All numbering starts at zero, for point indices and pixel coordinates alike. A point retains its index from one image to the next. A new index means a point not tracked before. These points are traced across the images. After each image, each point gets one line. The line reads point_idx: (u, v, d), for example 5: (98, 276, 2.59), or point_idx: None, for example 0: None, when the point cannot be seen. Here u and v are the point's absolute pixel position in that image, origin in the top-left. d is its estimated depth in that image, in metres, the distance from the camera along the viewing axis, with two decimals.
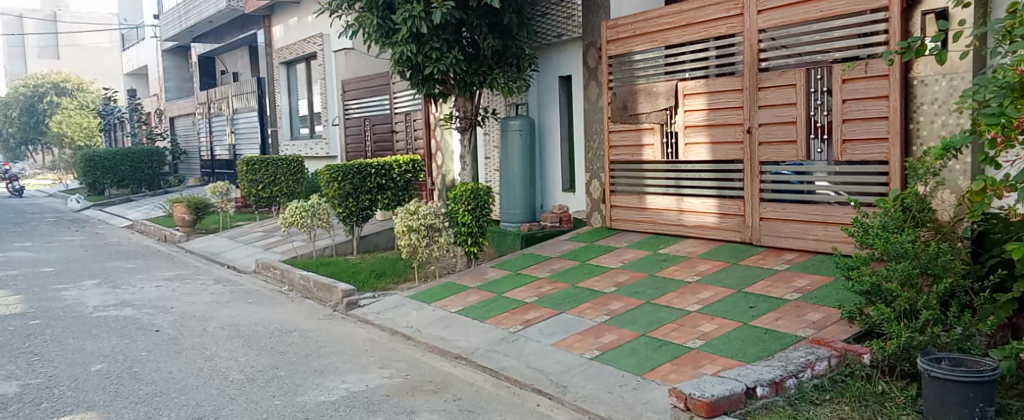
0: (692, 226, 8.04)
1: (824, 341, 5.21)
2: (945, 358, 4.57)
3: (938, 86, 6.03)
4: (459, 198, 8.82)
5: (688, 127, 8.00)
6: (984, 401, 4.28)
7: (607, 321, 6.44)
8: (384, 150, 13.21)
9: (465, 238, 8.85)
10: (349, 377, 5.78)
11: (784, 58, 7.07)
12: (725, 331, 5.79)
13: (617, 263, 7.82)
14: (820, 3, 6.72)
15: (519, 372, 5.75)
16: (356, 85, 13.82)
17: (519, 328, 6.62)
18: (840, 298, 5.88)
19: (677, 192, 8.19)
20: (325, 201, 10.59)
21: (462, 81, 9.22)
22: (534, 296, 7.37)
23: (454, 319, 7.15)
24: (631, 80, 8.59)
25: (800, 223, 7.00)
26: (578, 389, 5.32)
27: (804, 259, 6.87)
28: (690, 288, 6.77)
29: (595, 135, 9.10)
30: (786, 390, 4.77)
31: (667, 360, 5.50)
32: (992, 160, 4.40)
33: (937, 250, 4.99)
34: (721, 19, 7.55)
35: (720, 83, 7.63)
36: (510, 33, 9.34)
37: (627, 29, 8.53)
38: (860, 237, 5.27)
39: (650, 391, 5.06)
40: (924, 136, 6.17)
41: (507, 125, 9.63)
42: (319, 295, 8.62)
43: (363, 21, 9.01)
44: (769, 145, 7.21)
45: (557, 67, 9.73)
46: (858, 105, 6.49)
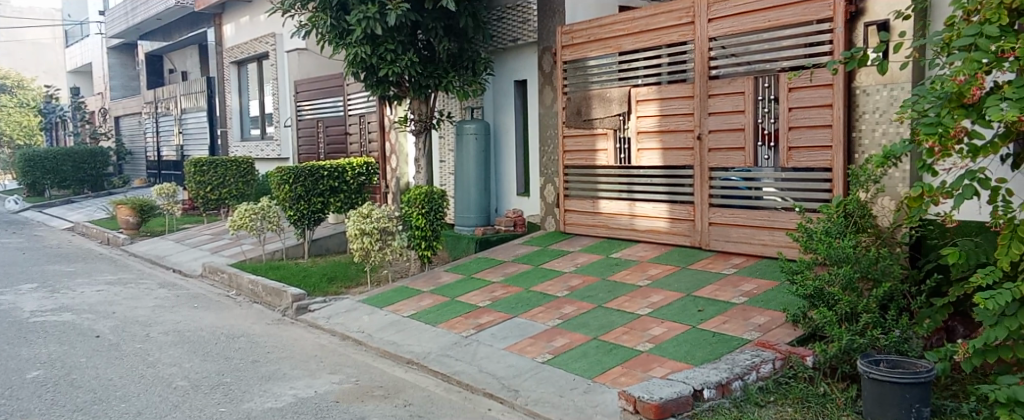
0: (644, 230, 8.12)
1: (769, 343, 5.34)
2: (883, 360, 4.70)
3: (879, 95, 6.20)
4: (413, 201, 8.74)
5: (641, 133, 8.08)
6: (920, 402, 4.41)
7: (560, 325, 6.47)
8: (336, 152, 13.08)
9: (419, 242, 8.75)
10: (297, 383, 5.70)
11: (733, 66, 7.20)
12: (673, 334, 5.86)
13: (570, 267, 7.87)
14: (768, 13, 6.86)
15: (471, 377, 5.74)
16: (308, 87, 13.66)
17: (472, 332, 6.61)
18: (786, 302, 6.01)
19: (630, 197, 8.27)
20: (276, 204, 10.43)
21: (417, 83, 9.18)
22: (488, 300, 7.37)
23: (406, 323, 7.11)
24: (585, 86, 8.66)
25: (748, 228, 7.13)
26: (529, 393, 5.33)
27: (751, 263, 7.00)
28: (640, 291, 6.85)
29: (549, 139, 9.14)
30: (732, 392, 4.86)
31: (618, 363, 5.55)
32: (930, 168, 4.53)
33: (875, 255, 5.16)
34: (673, 27, 7.66)
35: (672, 90, 7.72)
36: (466, 36, 9.34)
37: (581, 35, 8.61)
38: (804, 242, 5.39)
39: (600, 395, 5.09)
40: (866, 145, 6.33)
41: (462, 129, 9.63)
42: (268, 300, 8.48)
43: (316, 22, 8.92)
44: (718, 151, 7.33)
45: (513, 71, 9.74)
46: (803, 114, 6.63)
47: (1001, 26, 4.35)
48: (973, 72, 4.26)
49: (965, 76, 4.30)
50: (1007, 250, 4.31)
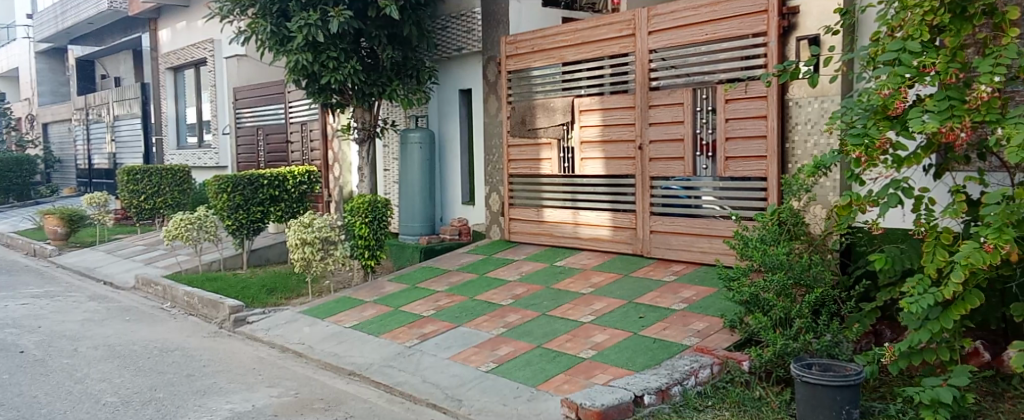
0: (587, 238, 8.19)
1: (707, 349, 5.43)
2: (815, 363, 4.82)
3: (811, 107, 6.39)
4: (356, 210, 8.69)
5: (584, 143, 8.15)
6: (850, 404, 4.54)
7: (503, 333, 6.47)
8: (277, 160, 12.86)
9: (362, 251, 8.65)
10: (234, 397, 5.58)
11: (673, 78, 7.32)
12: (616, 341, 5.92)
13: (515, 275, 7.88)
14: (704, 26, 7.01)
15: (414, 387, 5.70)
16: (248, 94, 13.42)
17: (415, 342, 6.57)
18: (724, 308, 6.13)
19: (573, 206, 8.33)
20: (213, 213, 10.19)
21: (360, 91, 9.11)
22: (432, 309, 7.33)
23: (348, 334, 7.02)
24: (529, 95, 8.71)
25: (687, 236, 7.25)
26: (472, 402, 5.31)
27: (691, 270, 7.12)
28: (583, 299, 6.90)
29: (494, 149, 9.17)
30: (671, 397, 4.96)
31: (561, 370, 5.58)
32: (857, 177, 4.67)
33: (808, 262, 5.31)
34: (614, 39, 7.78)
35: (613, 101, 7.81)
36: (409, 44, 9.30)
37: (525, 45, 8.66)
38: (740, 250, 5.51)
39: (543, 402, 5.11)
40: (798, 155, 6.51)
41: (406, 137, 9.57)
42: (204, 312, 8.29)
43: (256, 28, 8.80)
44: (659, 161, 7.45)
45: (457, 80, 9.72)
46: (740, 125, 6.79)
47: (922, 42, 4.55)
48: (897, 86, 4.44)
49: (890, 90, 4.47)
50: (931, 257, 4.49)
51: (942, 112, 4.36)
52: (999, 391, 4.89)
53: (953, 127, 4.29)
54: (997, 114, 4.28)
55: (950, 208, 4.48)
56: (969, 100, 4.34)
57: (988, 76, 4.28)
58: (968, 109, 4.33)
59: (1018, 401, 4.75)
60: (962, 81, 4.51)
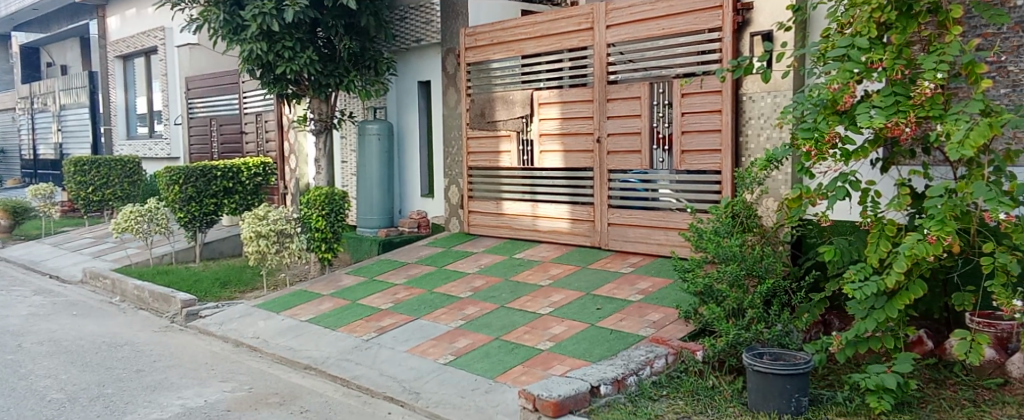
0: (546, 231, 8.21)
1: (662, 339, 5.51)
2: (767, 353, 4.92)
3: (764, 102, 6.49)
4: (313, 203, 8.58)
5: (543, 135, 8.16)
6: (799, 392, 4.64)
7: (462, 326, 6.46)
8: (231, 152, 12.65)
9: (318, 244, 8.55)
10: (186, 393, 5.48)
11: (630, 72, 7.36)
12: (573, 332, 5.95)
13: (474, 268, 7.87)
14: (662, 21, 7.06)
15: (371, 381, 5.67)
16: (200, 83, 13.17)
17: (372, 335, 6.53)
18: (679, 299, 6.20)
19: (532, 198, 8.34)
20: (164, 206, 10.00)
21: (317, 82, 8.99)
22: (390, 302, 7.29)
23: (304, 327, 6.95)
24: (488, 88, 8.68)
25: (644, 229, 7.32)
26: (430, 395, 5.30)
27: (648, 262, 7.20)
28: (542, 291, 6.93)
29: (454, 141, 9.14)
30: (627, 387, 5.02)
31: (519, 362, 5.59)
32: (807, 171, 4.79)
33: (760, 254, 5.40)
34: (573, 32, 7.80)
35: (572, 94, 7.83)
36: (367, 35, 9.20)
37: (484, 37, 8.63)
38: (694, 242, 5.57)
39: (501, 394, 5.12)
40: (752, 149, 6.61)
41: (364, 129, 9.49)
42: (155, 306, 8.14)
43: (208, 16, 8.63)
44: (617, 154, 7.50)
45: (416, 72, 9.66)
46: (695, 119, 6.87)
47: (870, 38, 4.67)
48: (846, 81, 4.55)
49: (839, 84, 4.58)
50: (877, 248, 4.62)
51: (888, 108, 4.49)
52: (941, 378, 5.03)
53: (898, 122, 4.42)
54: (940, 110, 4.41)
55: (895, 200, 4.60)
56: (914, 95, 4.46)
57: (932, 72, 4.39)
58: (913, 105, 4.44)
59: (960, 388, 4.89)
60: (908, 77, 4.62)
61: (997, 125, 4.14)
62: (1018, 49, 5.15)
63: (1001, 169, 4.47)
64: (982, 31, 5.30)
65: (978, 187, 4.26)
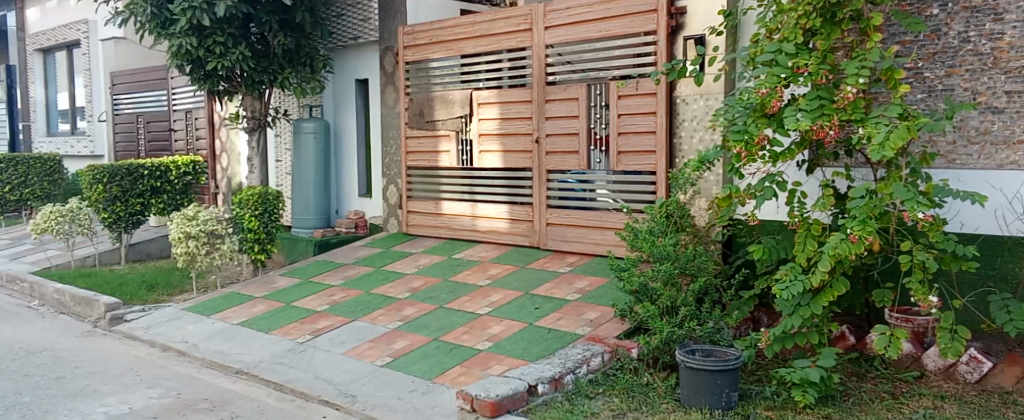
0: (485, 231, 8.21)
1: (599, 337, 5.58)
2: (699, 349, 5.03)
3: (696, 105, 6.62)
4: (245, 203, 8.39)
5: (482, 135, 8.14)
6: (729, 387, 4.76)
7: (400, 327, 6.41)
8: (158, 150, 12.28)
9: (251, 245, 8.40)
10: (110, 400, 5.31)
11: (569, 73, 7.40)
12: (512, 332, 5.97)
13: (412, 268, 7.81)
14: (599, 24, 7.12)
15: (305, 384, 5.57)
16: (126, 79, 12.74)
17: (307, 338, 6.42)
18: (615, 298, 6.28)
19: (472, 198, 8.33)
20: (87, 206, 9.66)
21: (250, 78, 8.77)
22: (326, 304, 7.18)
23: (235, 331, 6.80)
24: (427, 87, 8.64)
25: (582, 228, 7.38)
26: (367, 398, 5.24)
27: (585, 262, 7.26)
28: (481, 291, 6.93)
29: (392, 140, 9.07)
30: (564, 386, 5.08)
31: (457, 362, 5.58)
32: (737, 171, 4.93)
33: (693, 252, 5.50)
34: (512, 33, 7.80)
35: (511, 94, 7.84)
36: (303, 31, 9.01)
37: (423, 36, 8.58)
38: (630, 241, 5.65)
39: (438, 395, 5.10)
40: (685, 150, 6.74)
41: (300, 128, 9.35)
42: (77, 310, 7.84)
43: (135, 9, 8.39)
44: (555, 154, 7.54)
45: (353, 70, 9.55)
46: (631, 120, 6.96)
47: (796, 44, 4.84)
48: (773, 86, 4.69)
49: (767, 89, 4.72)
50: (803, 247, 4.78)
51: (813, 111, 4.64)
52: (863, 372, 5.21)
53: (823, 125, 4.59)
54: (861, 113, 4.58)
55: (820, 201, 4.79)
56: (837, 99, 4.64)
57: (854, 78, 4.56)
58: (836, 108, 4.62)
59: (880, 381, 5.08)
60: (833, 82, 4.78)
61: (915, 128, 4.33)
62: (933, 56, 5.38)
63: (918, 170, 4.68)
64: (901, 38, 5.51)
65: (897, 188, 4.46)
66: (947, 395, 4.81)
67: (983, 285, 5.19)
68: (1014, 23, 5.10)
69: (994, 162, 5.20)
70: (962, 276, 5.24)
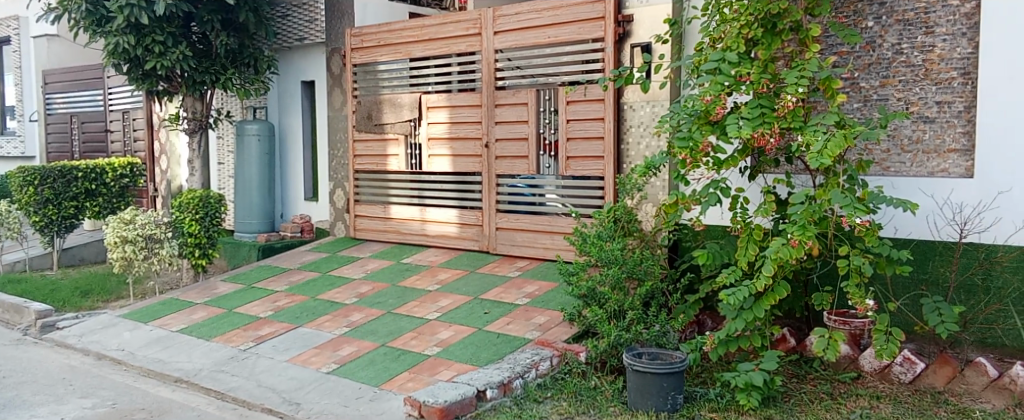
0: (434, 235, 8.17)
1: (547, 342, 5.61)
2: (645, 352, 5.09)
3: (643, 111, 6.73)
4: (185, 206, 8.19)
5: (431, 139, 8.10)
6: (675, 390, 4.84)
7: (346, 333, 6.34)
8: (93, 151, 11.92)
9: (192, 250, 8.18)
10: (40, 411, 5.14)
11: (518, 78, 7.41)
12: (460, 337, 5.96)
13: (360, 273, 7.73)
14: (547, 29, 7.14)
15: (247, 392, 5.46)
16: (59, 77, 12.35)
17: (250, 345, 6.31)
18: (564, 302, 6.31)
19: (421, 203, 8.28)
20: (17, 209, 9.39)
21: (191, 78, 8.58)
22: (269, 310, 7.06)
23: (174, 339, 6.63)
24: (375, 90, 8.56)
25: (531, 233, 7.38)
26: (311, 406, 5.16)
27: (534, 266, 7.27)
28: (430, 296, 6.89)
29: (340, 143, 8.97)
30: (512, 390, 5.10)
31: (404, 368, 5.55)
32: (682, 178, 5.03)
33: (639, 257, 5.57)
34: (461, 37, 7.78)
35: (460, 98, 7.82)
36: (247, 32, 8.82)
37: (371, 38, 8.51)
38: (579, 246, 5.70)
39: (385, 402, 5.06)
40: (632, 156, 6.83)
41: (243, 129, 9.16)
42: (5, 318, 7.59)
43: (69, 6, 8.15)
44: (504, 159, 7.55)
45: (299, 71, 9.41)
46: (580, 126, 7.01)
47: (739, 53, 4.95)
48: (717, 94, 4.79)
49: (711, 96, 4.83)
50: (745, 251, 4.89)
51: (755, 119, 4.76)
52: (803, 373, 5.35)
53: (764, 133, 4.71)
54: (801, 122, 4.71)
55: (761, 206, 4.94)
56: (777, 108, 4.76)
57: (793, 87, 4.67)
58: (776, 117, 4.74)
59: (819, 382, 5.22)
60: (773, 91, 4.90)
61: (851, 137, 4.47)
62: (869, 67, 5.57)
63: (854, 177, 4.84)
64: (838, 49, 5.70)
65: (834, 194, 4.60)
66: (883, 395, 4.96)
67: (916, 288, 5.38)
68: (943, 37, 5.29)
69: (926, 170, 5.40)
70: (895, 279, 5.45)
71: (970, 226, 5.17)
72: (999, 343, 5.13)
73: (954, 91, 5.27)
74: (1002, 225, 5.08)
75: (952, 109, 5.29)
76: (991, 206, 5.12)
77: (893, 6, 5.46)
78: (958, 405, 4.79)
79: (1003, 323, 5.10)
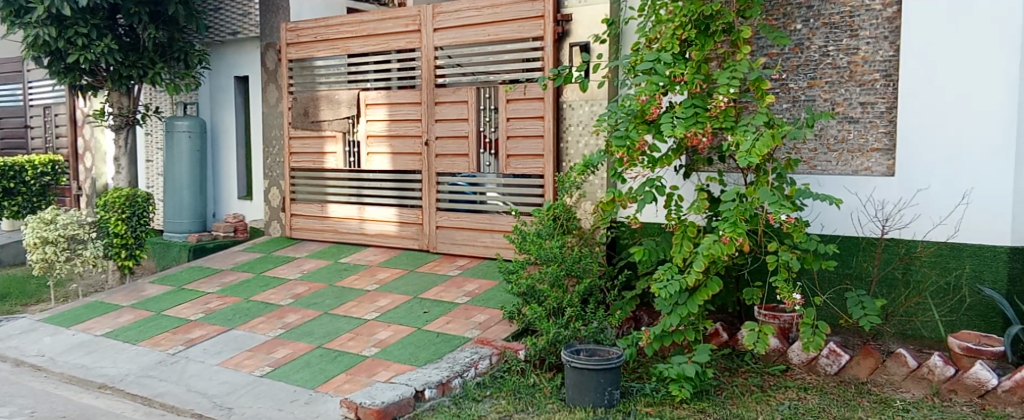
0: (373, 234, 8.09)
1: (487, 340, 5.62)
2: (583, 349, 5.15)
3: (582, 110, 6.82)
4: (110, 205, 7.88)
5: (370, 137, 8.02)
6: (612, 385, 4.91)
7: (281, 335, 6.22)
8: (11, 148, 11.40)
9: (117, 251, 7.88)
10: None
11: (458, 75, 7.41)
12: (399, 337, 5.91)
13: (296, 274, 7.60)
14: (487, 27, 7.16)
15: (176, 397, 5.31)
16: None
17: (180, 349, 6.13)
18: (503, 300, 6.33)
19: (359, 201, 8.19)
20: None
21: (117, 73, 8.30)
22: (200, 312, 6.87)
23: (99, 343, 6.40)
24: (311, 86, 8.43)
25: (471, 231, 7.39)
26: (244, 410, 5.05)
27: (474, 265, 7.28)
28: (367, 296, 6.82)
29: (275, 140, 8.81)
30: (451, 390, 5.11)
31: (341, 370, 5.48)
32: (619, 176, 5.15)
33: (578, 254, 5.64)
34: (400, 33, 7.74)
35: (399, 95, 7.78)
36: (177, 25, 8.57)
37: (307, 33, 8.38)
38: (518, 243, 5.74)
39: (321, 405, 4.98)
40: (571, 154, 6.91)
41: (173, 126, 8.89)
42: None
43: None
44: (444, 157, 7.54)
45: (233, 67, 9.24)
46: (520, 124, 7.04)
47: (673, 54, 5.08)
48: (652, 93, 4.90)
49: (646, 96, 4.93)
50: (680, 248, 5.01)
51: (689, 118, 4.88)
52: (734, 367, 5.50)
53: (696, 132, 4.83)
54: (732, 122, 4.86)
55: (694, 204, 5.09)
56: (710, 108, 4.89)
57: (725, 87, 4.82)
58: (709, 116, 4.87)
59: (750, 375, 5.37)
60: (707, 91, 5.03)
61: (778, 136, 4.64)
62: (797, 68, 5.79)
63: (783, 176, 5.00)
64: (768, 51, 5.92)
65: (764, 193, 4.76)
66: (810, 387, 5.15)
67: (841, 283, 5.61)
68: (867, 40, 5.52)
69: (850, 168, 5.63)
70: (822, 274, 5.67)
71: (892, 222, 5.41)
72: (918, 334, 5.40)
73: (877, 92, 5.51)
74: (921, 221, 5.33)
75: (875, 110, 5.53)
76: (911, 203, 5.37)
77: (820, 9, 5.68)
78: (880, 395, 4.99)
79: (921, 316, 5.37)
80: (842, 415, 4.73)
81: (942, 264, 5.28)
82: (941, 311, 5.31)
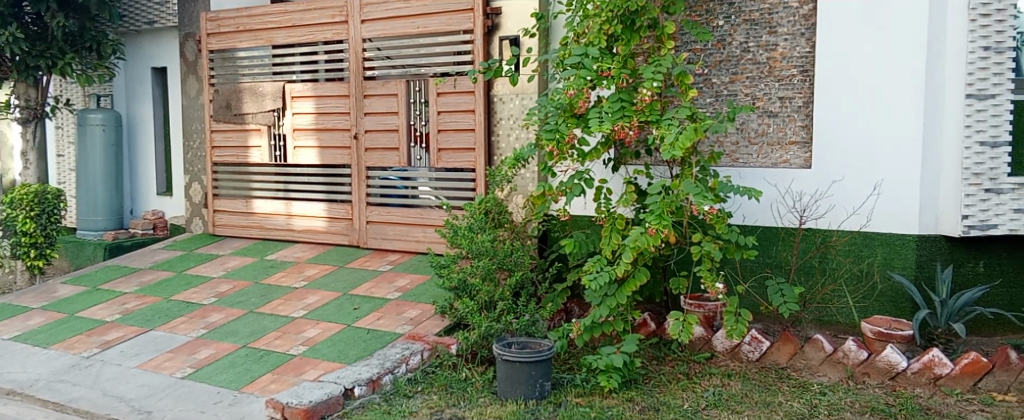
0: (301, 230, 7.93)
1: (418, 335, 5.59)
2: (514, 342, 5.18)
3: (513, 104, 6.84)
4: (17, 203, 7.49)
5: (296, 130, 7.85)
6: (543, 377, 4.96)
7: (204, 335, 6.04)
8: None
9: (26, 250, 7.50)
10: None
11: (388, 68, 7.33)
12: (328, 334, 5.82)
13: (219, 272, 7.39)
14: (416, 20, 7.12)
15: (91, 402, 5.09)
16: None
17: (95, 351, 5.88)
18: (435, 295, 6.31)
19: (286, 196, 8.01)
20: None
21: (22, 62, 7.90)
22: (117, 313, 6.61)
23: (6, 347, 6.08)
24: (234, 78, 8.20)
25: (402, 226, 7.34)
26: (164, 413, 4.88)
27: (405, 260, 7.23)
28: (295, 293, 6.69)
29: (196, 134, 8.54)
30: (381, 387, 5.07)
31: (268, 369, 5.36)
32: (550, 169, 5.25)
33: (510, 248, 5.67)
34: (326, 24, 7.60)
35: (327, 88, 7.64)
36: (89, 13, 8.19)
37: (228, 23, 8.15)
38: (450, 238, 5.73)
39: (246, 406, 4.86)
40: (502, 148, 6.93)
41: (85, 119, 8.48)
42: None
43: None
44: (374, 151, 7.45)
45: (150, 57, 8.95)
46: (451, 117, 7.03)
47: (601, 48, 5.16)
48: (580, 87, 4.98)
49: (574, 90, 5.01)
50: (609, 240, 5.10)
51: (616, 112, 4.98)
52: (662, 355, 5.63)
53: (623, 126, 4.92)
54: (657, 115, 4.96)
55: (622, 197, 5.17)
56: (636, 102, 5.00)
57: (649, 81, 4.92)
58: (635, 111, 4.98)
59: (676, 363, 5.52)
60: (633, 85, 5.13)
61: (701, 129, 4.74)
62: (719, 64, 5.96)
63: (706, 168, 5.14)
64: (692, 46, 6.08)
65: (687, 185, 4.87)
66: (733, 373, 5.30)
67: (762, 271, 5.83)
68: (785, 36, 5.73)
69: (770, 161, 5.83)
70: (744, 263, 5.88)
71: (809, 213, 5.65)
72: (834, 320, 5.64)
73: (795, 87, 5.73)
74: (836, 211, 5.57)
75: (793, 104, 5.74)
76: (828, 193, 5.60)
77: (741, 6, 5.87)
78: (799, 379, 5.19)
79: (837, 302, 5.61)
80: (763, 399, 4.89)
81: (856, 252, 5.53)
82: (855, 297, 5.56)
